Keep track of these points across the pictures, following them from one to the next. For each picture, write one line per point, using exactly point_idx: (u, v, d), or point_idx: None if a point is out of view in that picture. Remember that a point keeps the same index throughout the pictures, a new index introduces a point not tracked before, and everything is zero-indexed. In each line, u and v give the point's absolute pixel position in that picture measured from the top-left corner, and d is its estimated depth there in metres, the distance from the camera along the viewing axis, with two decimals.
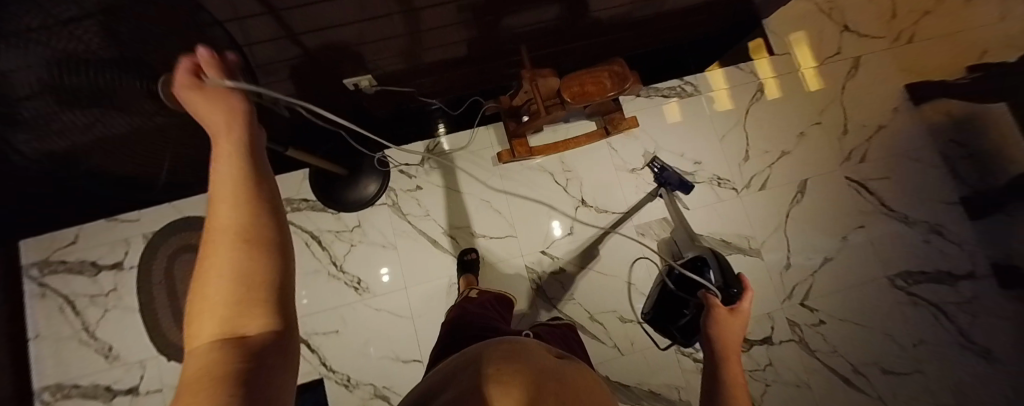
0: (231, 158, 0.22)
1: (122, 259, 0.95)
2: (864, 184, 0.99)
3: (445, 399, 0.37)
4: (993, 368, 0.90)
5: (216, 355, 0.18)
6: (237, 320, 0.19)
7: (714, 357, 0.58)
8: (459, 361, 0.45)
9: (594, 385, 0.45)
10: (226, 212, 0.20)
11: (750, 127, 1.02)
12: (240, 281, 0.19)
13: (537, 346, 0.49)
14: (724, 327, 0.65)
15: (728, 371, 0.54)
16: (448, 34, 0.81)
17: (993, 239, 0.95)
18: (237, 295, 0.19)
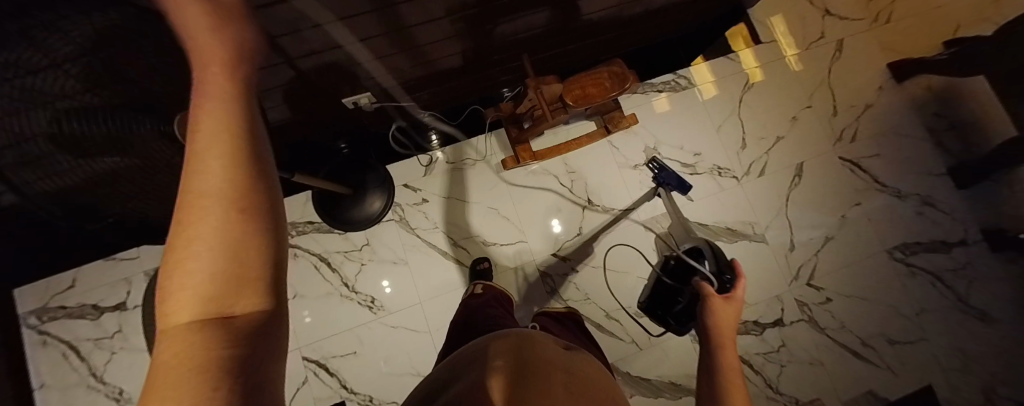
0: (224, 92, 0.16)
1: (125, 299, 0.92)
2: (857, 162, 1.02)
3: (452, 393, 0.36)
4: (991, 328, 0.94)
5: (196, 341, 0.14)
6: (224, 302, 0.15)
7: (707, 341, 0.57)
8: (454, 361, 0.44)
9: (598, 374, 0.44)
10: (211, 167, 0.15)
11: (744, 115, 1.05)
12: (233, 262, 0.15)
13: (541, 337, 0.49)
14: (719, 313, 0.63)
15: (720, 358, 0.53)
16: (444, 47, 0.81)
17: (981, 205, 1.00)
18: (225, 279, 0.15)
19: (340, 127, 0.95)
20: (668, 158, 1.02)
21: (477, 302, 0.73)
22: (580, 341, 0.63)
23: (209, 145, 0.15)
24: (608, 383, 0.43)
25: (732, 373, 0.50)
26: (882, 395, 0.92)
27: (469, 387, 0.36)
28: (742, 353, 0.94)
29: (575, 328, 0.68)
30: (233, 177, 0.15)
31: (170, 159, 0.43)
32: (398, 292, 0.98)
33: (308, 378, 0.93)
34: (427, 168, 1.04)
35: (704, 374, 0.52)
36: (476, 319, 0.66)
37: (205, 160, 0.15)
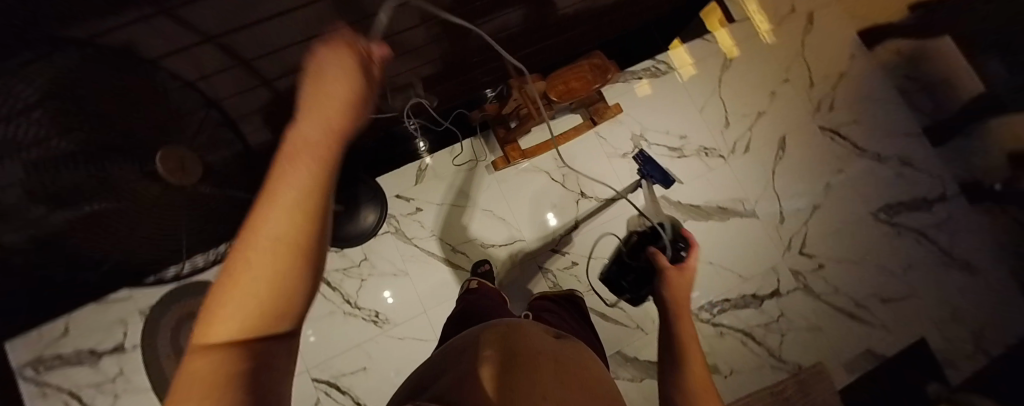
0: (326, 155, 0.19)
1: (122, 341, 0.91)
2: (836, 130, 1.05)
3: (442, 385, 0.35)
4: (974, 277, 0.99)
5: (227, 355, 0.17)
6: (261, 324, 0.18)
7: (665, 314, 0.57)
8: (443, 356, 0.43)
9: (597, 367, 0.45)
10: (289, 219, 0.17)
11: (725, 94, 1.06)
12: (277, 297, 0.18)
13: (532, 327, 0.49)
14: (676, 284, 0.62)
15: (678, 330, 0.53)
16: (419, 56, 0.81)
17: (958, 161, 1.03)
18: (266, 309, 0.18)
19: None
20: (655, 143, 1.04)
21: (473, 297, 0.73)
22: (576, 324, 0.63)
23: (295, 206, 0.17)
24: (598, 372, 0.44)
25: (691, 344, 0.51)
26: (879, 352, 0.96)
27: (451, 384, 0.35)
28: (743, 326, 0.97)
29: (574, 310, 0.68)
30: (303, 226, 0.18)
31: (160, 196, 0.42)
32: (401, 303, 0.98)
33: (320, 399, 0.93)
34: (418, 176, 1.03)
35: (664, 345, 0.53)
36: (472, 312, 0.66)
37: (286, 208, 0.17)
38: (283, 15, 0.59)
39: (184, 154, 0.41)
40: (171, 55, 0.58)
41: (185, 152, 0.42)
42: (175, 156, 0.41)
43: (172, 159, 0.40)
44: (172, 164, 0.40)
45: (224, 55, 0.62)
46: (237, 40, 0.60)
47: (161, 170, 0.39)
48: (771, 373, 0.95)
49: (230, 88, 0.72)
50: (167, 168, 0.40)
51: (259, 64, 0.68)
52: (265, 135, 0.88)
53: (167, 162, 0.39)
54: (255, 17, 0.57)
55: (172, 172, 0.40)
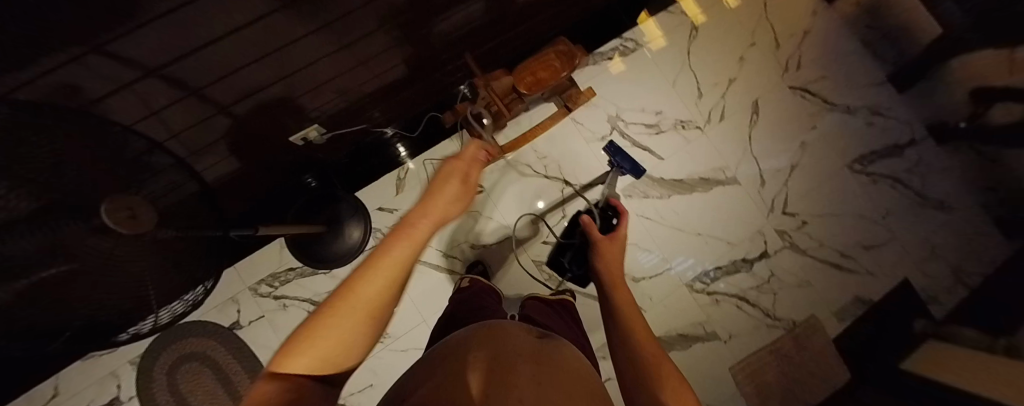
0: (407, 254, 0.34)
1: (117, 393, 0.91)
2: (806, 88, 1.06)
3: (424, 392, 0.34)
4: (948, 215, 1.02)
5: (296, 370, 0.28)
6: (333, 355, 0.30)
7: (602, 285, 0.67)
8: (424, 363, 0.43)
9: (581, 363, 0.46)
10: (383, 291, 0.32)
11: (695, 65, 1.06)
12: (346, 337, 0.30)
13: (514, 327, 0.49)
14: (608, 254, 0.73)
15: (616, 299, 0.61)
16: (379, 62, 0.80)
17: (923, 104, 1.06)
18: (339, 344, 0.30)
19: (296, 164, 0.96)
20: (632, 122, 1.04)
21: (463, 296, 0.72)
22: (567, 327, 0.63)
23: (381, 282, 0.32)
24: (579, 367, 0.44)
25: (631, 310, 0.58)
26: (867, 298, 0.99)
27: (431, 391, 0.34)
28: (736, 291, 0.99)
29: (564, 312, 0.69)
30: (387, 297, 0.32)
31: (110, 253, 0.40)
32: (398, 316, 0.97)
33: None
34: (399, 186, 1.02)
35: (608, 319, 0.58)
36: (460, 314, 0.65)
37: (382, 283, 0.31)
38: (225, 40, 0.56)
39: (132, 202, 0.40)
40: (111, 96, 0.55)
41: (135, 201, 0.40)
42: (123, 206, 0.39)
43: (119, 211, 0.38)
44: (121, 216, 0.38)
45: (170, 86, 0.60)
46: (183, 70, 0.57)
47: (106, 221, 0.37)
48: (768, 332, 0.98)
49: (186, 121, 0.69)
50: (116, 220, 0.38)
51: (210, 92, 0.65)
52: (232, 164, 0.86)
53: (114, 212, 0.38)
54: (195, 44, 0.54)
55: (127, 225, 0.38)
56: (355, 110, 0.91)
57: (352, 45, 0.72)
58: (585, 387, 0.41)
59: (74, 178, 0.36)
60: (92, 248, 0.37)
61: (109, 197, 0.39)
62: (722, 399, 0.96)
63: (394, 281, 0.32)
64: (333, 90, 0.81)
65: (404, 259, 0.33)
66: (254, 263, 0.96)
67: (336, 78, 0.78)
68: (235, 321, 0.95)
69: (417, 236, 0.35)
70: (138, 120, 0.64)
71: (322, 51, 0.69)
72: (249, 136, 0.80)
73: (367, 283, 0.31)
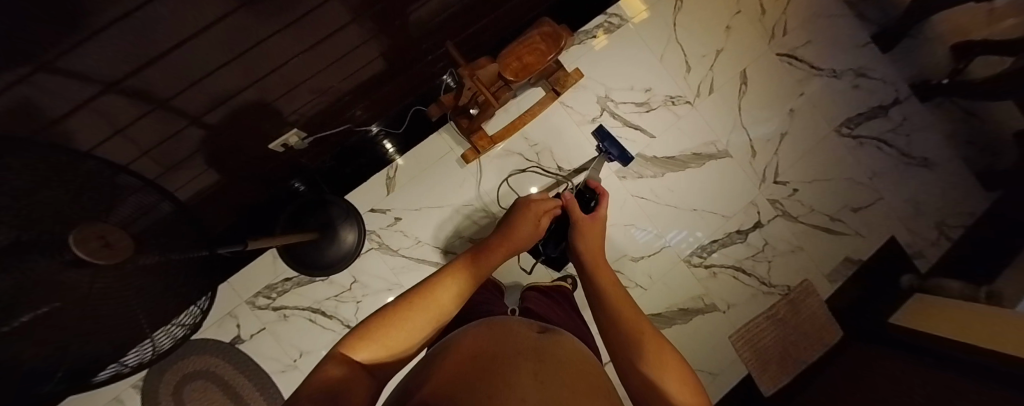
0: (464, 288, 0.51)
1: None
2: (793, 54, 1.06)
3: (425, 393, 0.31)
4: (932, 171, 1.05)
5: (374, 351, 0.41)
6: (399, 344, 0.43)
7: (584, 269, 0.65)
8: (422, 365, 0.40)
9: (585, 357, 0.45)
10: (450, 297, 0.49)
11: (682, 38, 1.04)
12: (413, 334, 0.44)
13: (515, 324, 0.47)
14: (589, 236, 0.70)
15: (601, 284, 0.59)
16: (356, 57, 0.76)
17: (905, 63, 1.07)
18: (407, 337, 0.44)
19: (280, 171, 0.93)
20: (622, 102, 1.02)
21: None
22: (567, 317, 0.62)
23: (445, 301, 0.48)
24: (585, 363, 0.42)
25: (616, 292, 0.56)
26: (857, 258, 1.02)
27: (439, 390, 0.32)
28: (732, 261, 1.01)
29: (563, 301, 0.68)
30: (449, 306, 0.48)
31: (90, 286, 0.37)
32: None
33: None
34: (389, 185, 0.99)
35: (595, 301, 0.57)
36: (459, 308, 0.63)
37: (450, 293, 0.49)
38: (186, 44, 0.52)
39: (103, 229, 0.37)
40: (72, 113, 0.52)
41: (106, 228, 0.38)
42: (94, 235, 0.36)
43: (90, 240, 0.36)
44: (95, 245, 0.36)
45: (133, 99, 0.56)
46: (146, 81, 0.54)
47: (79, 253, 0.34)
48: (765, 299, 1.01)
49: (157, 136, 0.66)
50: (89, 251, 0.35)
51: (179, 103, 0.61)
52: (212, 176, 0.82)
53: (86, 242, 0.35)
54: (154, 51, 0.50)
55: (103, 255, 0.36)
56: (335, 110, 0.87)
57: (325, 42, 0.68)
58: (593, 380, 0.39)
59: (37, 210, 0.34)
60: (74, 283, 0.35)
61: (77, 226, 0.36)
62: (724, 367, 0.99)
63: (457, 295, 0.49)
64: (310, 90, 0.77)
65: (466, 279, 0.52)
66: (248, 277, 0.94)
67: (312, 78, 0.74)
68: (236, 336, 0.93)
69: (472, 277, 0.53)
70: (105, 138, 0.61)
71: (293, 50, 0.65)
72: (226, 146, 0.77)
73: (442, 293, 0.48)
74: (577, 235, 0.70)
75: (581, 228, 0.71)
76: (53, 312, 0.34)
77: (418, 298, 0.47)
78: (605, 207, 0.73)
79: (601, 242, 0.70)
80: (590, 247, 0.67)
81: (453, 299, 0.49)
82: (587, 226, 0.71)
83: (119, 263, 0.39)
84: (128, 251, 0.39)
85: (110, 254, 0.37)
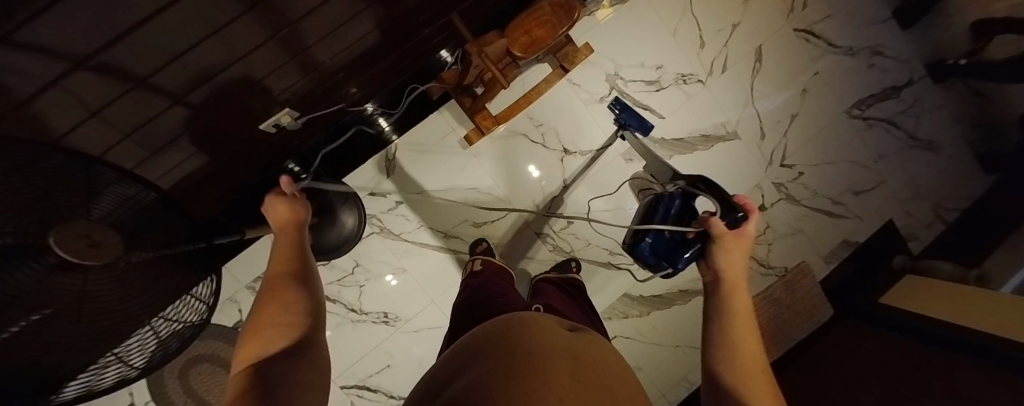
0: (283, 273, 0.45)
1: (133, 400, 0.91)
2: (810, 30, 1.01)
3: (459, 388, 0.30)
4: (936, 155, 1.05)
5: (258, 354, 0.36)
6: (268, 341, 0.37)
7: (719, 285, 0.51)
8: (450, 359, 0.38)
9: (616, 358, 0.40)
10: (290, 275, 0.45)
11: (698, 10, 0.98)
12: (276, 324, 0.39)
13: (544, 319, 0.43)
14: (733, 252, 0.52)
15: (732, 316, 0.47)
16: (350, 29, 0.70)
17: (922, 41, 1.03)
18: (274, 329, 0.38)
19: (272, 154, 0.87)
20: (632, 80, 0.97)
21: (475, 281, 0.69)
22: (581, 312, 0.61)
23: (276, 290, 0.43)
24: (620, 370, 0.37)
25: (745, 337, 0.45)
26: (853, 241, 1.04)
27: (462, 391, 0.29)
28: None
29: (576, 292, 0.69)
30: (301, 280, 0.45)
31: (82, 289, 0.34)
32: (406, 299, 0.97)
33: (355, 400, 0.96)
34: (388, 167, 0.96)
35: (712, 323, 0.48)
36: (473, 302, 0.61)
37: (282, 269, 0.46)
38: (162, 13, 0.46)
39: (86, 228, 0.33)
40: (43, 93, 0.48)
41: (89, 226, 0.34)
42: (77, 234, 0.32)
43: (74, 240, 0.32)
44: (79, 245, 0.32)
45: (109, 78, 0.51)
46: (122, 56, 0.49)
47: (66, 255, 0.30)
48: (761, 280, 1.03)
49: (136, 119, 0.60)
50: (74, 251, 0.31)
51: (158, 81, 0.56)
52: (199, 161, 0.77)
53: (70, 242, 0.31)
54: (128, 21, 0.45)
55: (90, 256, 0.32)
56: (329, 87, 0.81)
57: (316, 13, 0.61)
58: (624, 388, 0.34)
59: (26, 207, 0.31)
60: (65, 286, 0.32)
61: (60, 222, 0.32)
62: None
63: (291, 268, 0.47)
64: (300, 66, 0.71)
65: (284, 255, 0.48)
66: (245, 262, 0.93)
67: (302, 53, 0.68)
68: (238, 320, 0.93)
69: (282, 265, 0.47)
70: (81, 120, 0.56)
71: (282, 20, 0.59)
72: (215, 129, 0.71)
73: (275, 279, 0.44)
74: (720, 251, 0.52)
75: (723, 246, 0.52)
76: (49, 318, 0.32)
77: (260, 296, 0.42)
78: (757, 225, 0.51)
79: (744, 264, 0.52)
80: (734, 266, 0.51)
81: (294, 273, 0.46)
82: (728, 241, 0.52)
83: (112, 262, 0.36)
84: (116, 249, 0.36)
85: (98, 254, 0.33)
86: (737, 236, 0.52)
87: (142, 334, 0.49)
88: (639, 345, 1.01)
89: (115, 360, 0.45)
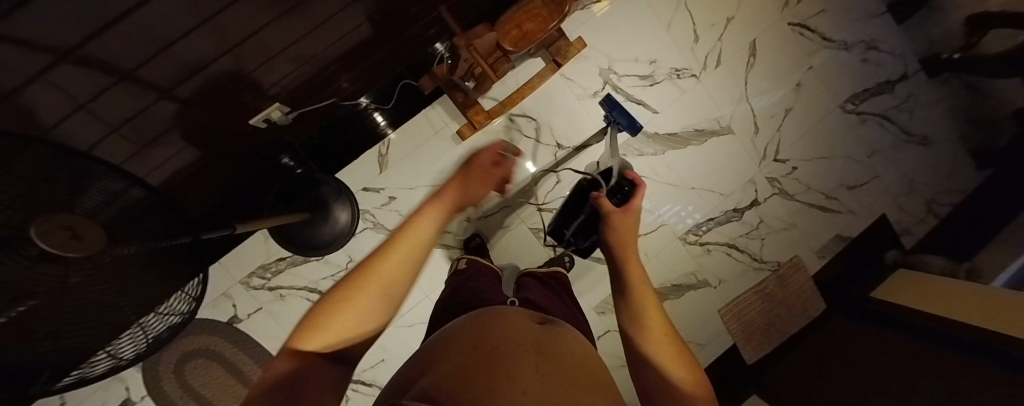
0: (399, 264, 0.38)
1: (128, 394, 0.92)
2: (805, 25, 1.00)
3: (424, 386, 0.29)
4: (930, 150, 1.05)
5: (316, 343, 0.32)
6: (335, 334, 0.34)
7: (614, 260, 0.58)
8: (421, 356, 0.37)
9: (589, 353, 0.41)
10: (396, 284, 0.37)
11: (692, 4, 0.97)
12: (351, 323, 0.34)
13: (513, 313, 0.43)
14: (621, 230, 0.59)
15: (629, 278, 0.54)
16: (339, 22, 0.69)
17: (918, 35, 1.03)
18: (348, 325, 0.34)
19: (265, 150, 0.87)
20: (626, 74, 0.97)
21: (460, 277, 0.69)
22: (565, 308, 0.62)
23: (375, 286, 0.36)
24: (588, 360, 0.38)
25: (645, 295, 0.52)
26: (847, 235, 1.05)
27: (429, 387, 0.28)
28: (727, 239, 1.02)
29: (559, 287, 0.69)
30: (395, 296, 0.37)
31: (64, 280, 0.34)
32: None
33: (349, 395, 0.97)
34: (381, 163, 0.95)
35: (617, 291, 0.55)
36: (460, 296, 0.61)
37: (398, 268, 0.38)
38: (146, 4, 0.46)
39: (71, 220, 0.34)
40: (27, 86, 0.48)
41: (75, 218, 0.34)
42: (60, 226, 0.33)
43: (56, 232, 0.32)
44: (62, 236, 0.32)
45: (95, 70, 0.51)
46: (106, 48, 0.49)
47: (45, 247, 0.31)
48: (754, 275, 1.04)
49: (124, 112, 0.60)
50: (55, 243, 0.31)
51: (145, 74, 0.56)
52: (190, 157, 0.76)
53: (52, 234, 0.31)
54: (112, 13, 0.45)
55: (73, 248, 0.32)
56: (321, 81, 0.80)
57: (304, 6, 0.61)
58: (590, 379, 0.35)
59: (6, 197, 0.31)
60: (48, 275, 0.32)
61: (44, 214, 0.33)
62: (710, 339, 1.03)
63: (406, 275, 0.38)
64: (290, 59, 0.70)
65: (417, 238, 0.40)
66: (239, 257, 0.93)
67: (292, 45, 0.68)
68: (233, 315, 0.94)
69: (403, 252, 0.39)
70: (67, 114, 0.55)
71: (269, 14, 0.58)
72: (206, 123, 0.71)
73: (383, 277, 0.37)
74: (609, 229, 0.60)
75: (611, 223, 0.60)
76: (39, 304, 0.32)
77: (354, 284, 0.36)
78: (641, 199, 0.62)
79: (634, 236, 0.60)
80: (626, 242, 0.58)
81: (408, 276, 0.38)
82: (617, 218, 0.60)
83: (94, 254, 0.36)
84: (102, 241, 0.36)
85: (80, 246, 0.33)
86: (626, 212, 0.61)
87: (136, 328, 0.49)
88: None
89: (104, 350, 0.45)
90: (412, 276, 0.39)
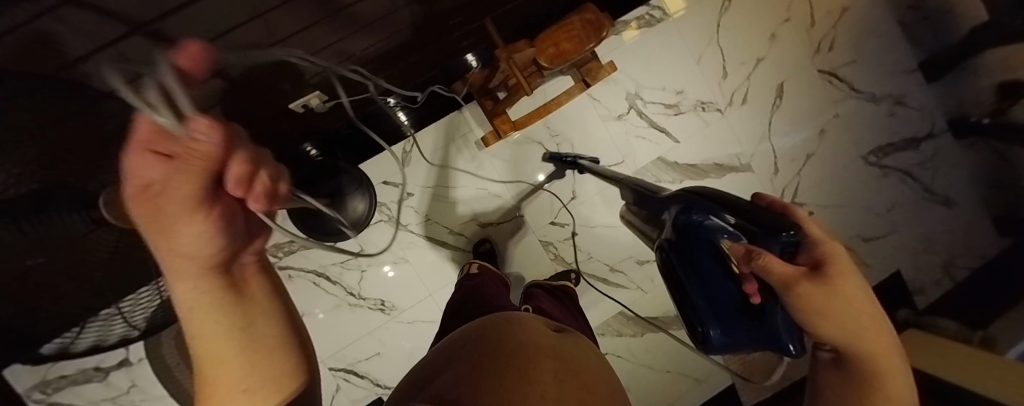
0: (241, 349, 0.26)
1: (127, 355, 0.94)
2: (834, 73, 1.01)
3: (444, 383, 0.30)
4: (951, 210, 1.04)
5: None
6: None
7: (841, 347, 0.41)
8: (438, 354, 0.39)
9: (603, 365, 0.41)
10: (255, 374, 0.26)
11: (723, 41, 0.99)
12: None
13: (530, 318, 0.44)
14: (831, 304, 0.38)
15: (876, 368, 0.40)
16: (387, 23, 0.72)
17: (948, 96, 1.03)
18: None
19: (292, 134, 0.88)
20: (651, 102, 0.99)
21: (471, 283, 0.69)
22: (573, 319, 0.63)
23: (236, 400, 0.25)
24: (601, 371, 0.38)
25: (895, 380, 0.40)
26: None
27: (447, 387, 0.29)
28: None
29: (568, 300, 0.70)
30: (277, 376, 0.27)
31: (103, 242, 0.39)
32: (405, 289, 0.98)
33: (340, 384, 0.97)
34: (403, 159, 0.98)
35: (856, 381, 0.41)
36: (468, 299, 0.63)
37: (241, 354, 0.26)
38: None
39: None
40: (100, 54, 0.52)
41: None
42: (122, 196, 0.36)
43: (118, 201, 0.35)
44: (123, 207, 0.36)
45: None
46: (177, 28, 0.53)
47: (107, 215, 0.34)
48: None
49: None
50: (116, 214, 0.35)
51: None
52: None
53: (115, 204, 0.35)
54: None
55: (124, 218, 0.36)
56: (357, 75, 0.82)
57: (358, 5, 0.64)
58: (602, 387, 0.35)
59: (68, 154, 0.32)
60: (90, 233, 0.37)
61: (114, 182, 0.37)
62: (709, 374, 1.01)
63: (246, 352, 0.26)
64: (335, 53, 0.73)
65: (240, 308, 0.26)
66: None
67: (339, 42, 0.71)
68: None
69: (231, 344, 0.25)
70: None
71: (324, 10, 0.62)
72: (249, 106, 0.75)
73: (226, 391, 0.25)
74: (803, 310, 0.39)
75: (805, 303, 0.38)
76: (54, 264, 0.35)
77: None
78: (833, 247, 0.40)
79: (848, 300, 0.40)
80: (843, 319, 0.39)
81: (267, 348, 0.27)
82: (808, 292, 0.37)
83: None
84: None
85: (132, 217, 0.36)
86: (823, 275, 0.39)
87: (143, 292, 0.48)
88: (627, 364, 1.01)
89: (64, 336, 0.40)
90: (265, 347, 0.27)
